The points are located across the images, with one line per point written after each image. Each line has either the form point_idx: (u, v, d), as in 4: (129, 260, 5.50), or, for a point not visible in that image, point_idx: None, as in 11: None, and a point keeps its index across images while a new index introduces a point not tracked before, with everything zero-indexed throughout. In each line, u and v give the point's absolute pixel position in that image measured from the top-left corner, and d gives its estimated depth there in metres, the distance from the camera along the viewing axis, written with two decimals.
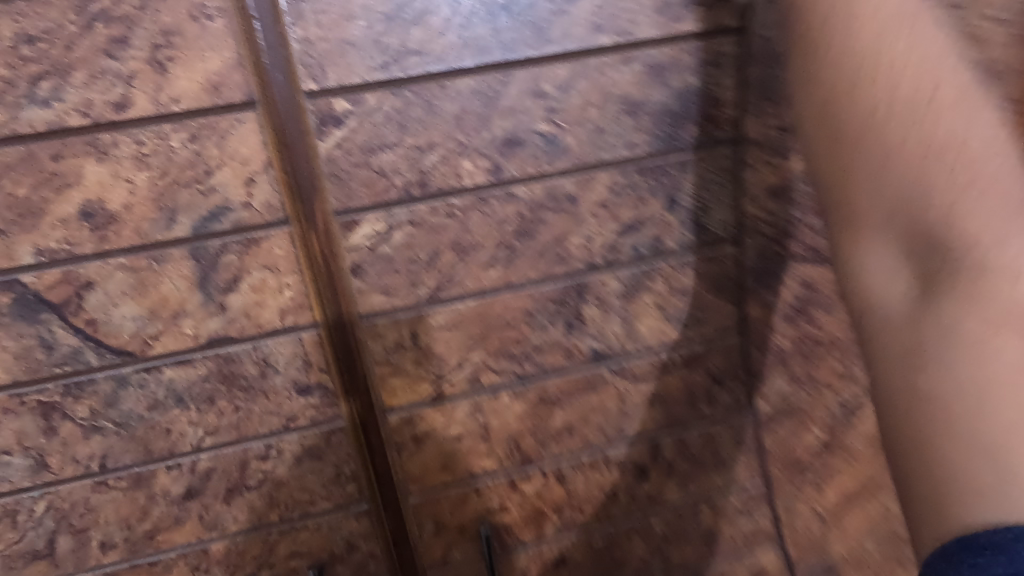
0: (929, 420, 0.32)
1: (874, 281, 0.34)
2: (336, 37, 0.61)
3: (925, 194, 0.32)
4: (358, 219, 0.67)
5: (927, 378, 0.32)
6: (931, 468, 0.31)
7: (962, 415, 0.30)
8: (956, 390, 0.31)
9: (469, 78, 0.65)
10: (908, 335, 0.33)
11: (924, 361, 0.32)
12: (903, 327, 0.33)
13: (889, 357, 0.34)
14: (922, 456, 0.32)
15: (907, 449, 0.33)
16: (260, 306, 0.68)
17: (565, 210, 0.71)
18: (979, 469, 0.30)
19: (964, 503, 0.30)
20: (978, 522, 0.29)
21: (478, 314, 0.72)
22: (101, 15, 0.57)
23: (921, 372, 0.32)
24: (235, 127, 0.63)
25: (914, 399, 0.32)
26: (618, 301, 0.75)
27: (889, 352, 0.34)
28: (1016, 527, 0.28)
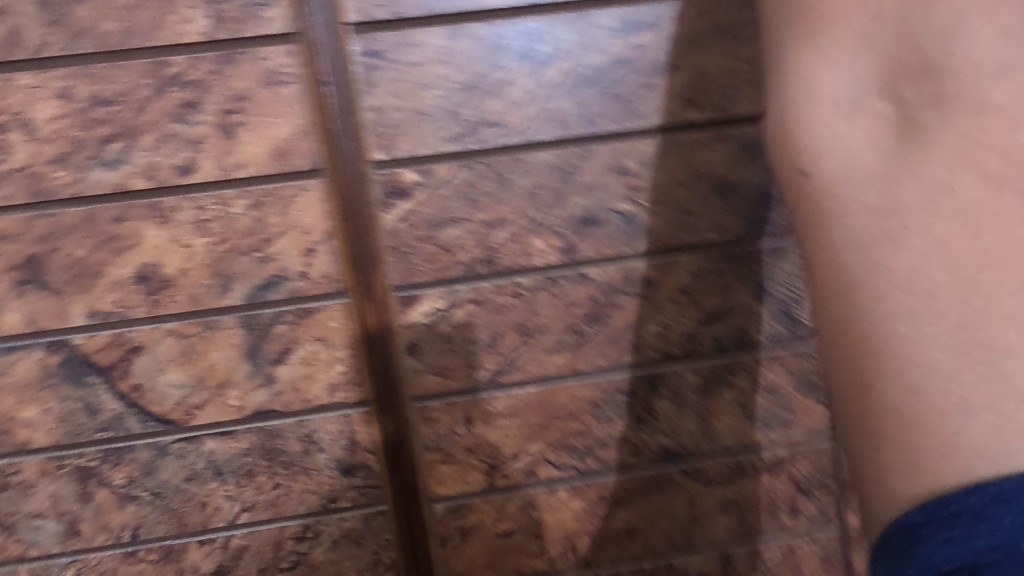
0: (887, 406, 0.36)
1: (840, 270, 0.37)
2: (410, 106, 0.58)
3: (929, 219, 0.35)
4: (418, 295, 0.62)
5: (903, 381, 0.35)
6: (873, 452, 0.36)
7: (917, 413, 0.35)
8: (919, 389, 0.35)
9: (547, 152, 0.60)
10: (857, 324, 0.37)
11: (901, 364, 0.35)
12: (846, 300, 0.37)
13: (881, 349, 0.36)
14: (899, 460, 0.35)
15: (869, 422, 0.37)
16: (308, 380, 0.64)
17: (642, 295, 0.64)
18: (928, 463, 0.34)
19: (935, 469, 0.34)
20: (949, 486, 0.33)
21: (539, 402, 0.66)
22: (174, 79, 0.56)
23: (879, 367, 0.36)
24: (299, 195, 0.59)
25: (865, 385, 0.37)
26: (694, 395, 0.68)
27: (865, 345, 0.36)
28: (990, 491, 0.32)
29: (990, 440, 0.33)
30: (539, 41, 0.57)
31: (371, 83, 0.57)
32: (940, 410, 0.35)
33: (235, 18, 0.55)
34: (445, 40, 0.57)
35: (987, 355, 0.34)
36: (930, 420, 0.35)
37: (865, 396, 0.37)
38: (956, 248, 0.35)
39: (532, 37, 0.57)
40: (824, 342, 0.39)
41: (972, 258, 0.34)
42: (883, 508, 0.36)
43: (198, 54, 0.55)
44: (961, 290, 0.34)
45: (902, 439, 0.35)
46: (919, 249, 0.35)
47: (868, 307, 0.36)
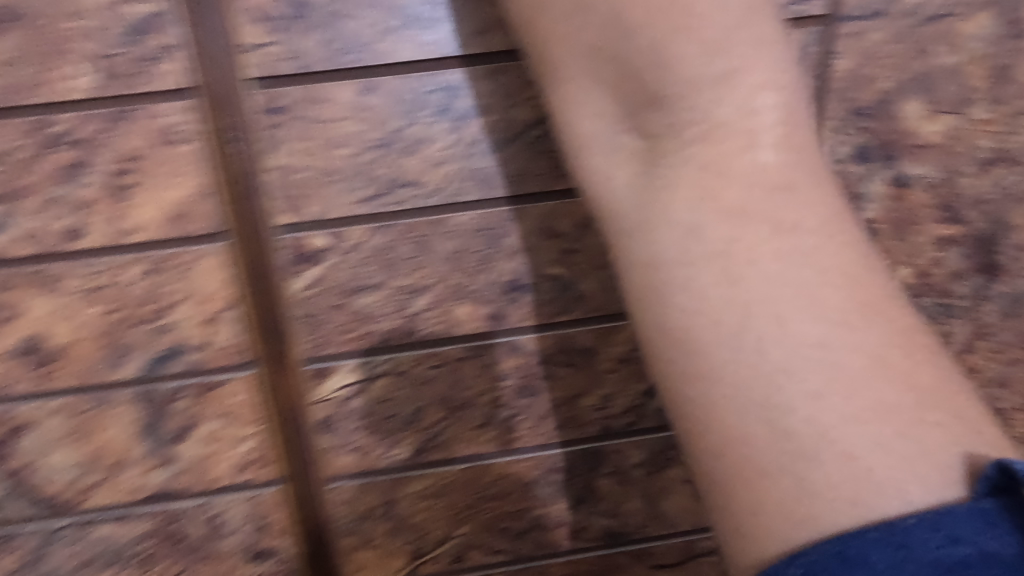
0: (725, 420, 0.33)
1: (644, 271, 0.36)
2: (318, 165, 0.53)
3: (671, 253, 0.35)
4: (331, 368, 0.57)
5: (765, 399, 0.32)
6: (731, 477, 0.32)
7: (766, 435, 0.32)
8: (787, 407, 0.32)
9: (471, 214, 0.55)
10: (709, 393, 0.33)
11: (721, 432, 0.32)
12: (689, 359, 0.34)
13: (669, 351, 0.34)
14: (734, 511, 0.32)
15: (732, 482, 0.32)
16: (213, 458, 0.59)
17: (579, 366, 0.59)
18: (790, 497, 0.31)
19: (777, 528, 0.31)
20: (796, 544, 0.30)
21: (466, 482, 0.60)
22: (59, 138, 0.51)
23: (736, 436, 0.32)
24: (198, 261, 0.54)
25: (690, 400, 0.34)
26: (640, 473, 0.62)
27: (671, 344, 0.34)
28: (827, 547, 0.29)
29: (843, 467, 0.31)
30: (459, 94, 0.52)
31: (276, 142, 0.52)
32: (796, 446, 0.31)
33: (125, 72, 0.50)
34: (356, 94, 0.52)
35: (808, 368, 0.32)
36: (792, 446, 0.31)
37: (720, 413, 0.33)
38: (718, 252, 0.34)
39: (452, 90, 0.52)
40: (637, 357, 0.37)
41: (747, 279, 0.33)
42: (752, 544, 0.31)
43: (84, 111, 0.51)
44: (782, 352, 0.32)
45: (768, 463, 0.32)
46: (701, 261, 0.34)
47: (713, 365, 0.33)
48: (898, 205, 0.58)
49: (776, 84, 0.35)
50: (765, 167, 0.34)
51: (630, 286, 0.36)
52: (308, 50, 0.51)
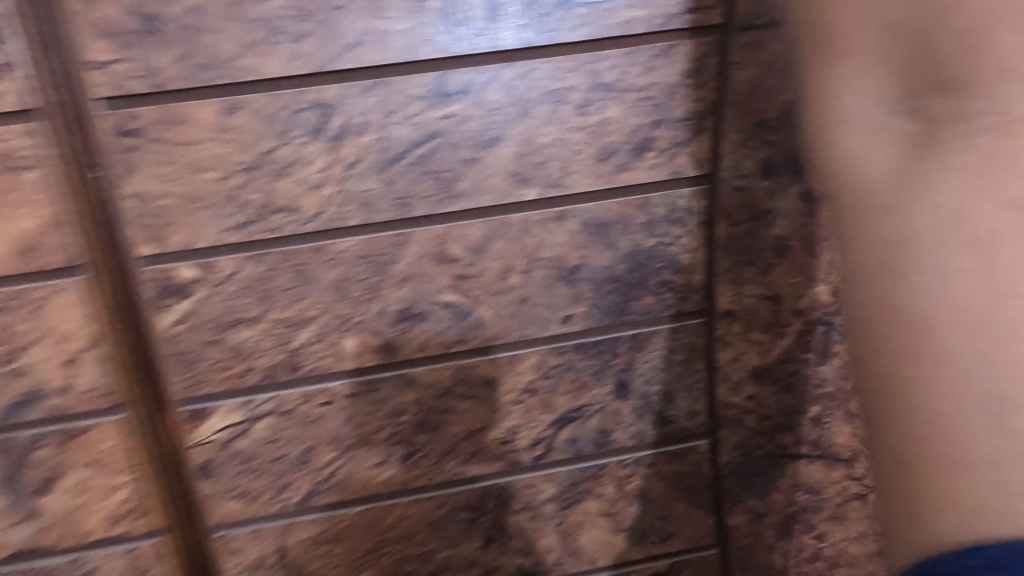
0: (916, 407, 0.26)
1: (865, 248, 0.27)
2: (182, 191, 0.49)
3: (918, 208, 0.25)
4: (208, 409, 0.52)
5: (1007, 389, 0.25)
6: (919, 467, 0.27)
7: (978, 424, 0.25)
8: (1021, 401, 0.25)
9: (354, 239, 0.51)
10: (907, 390, 0.26)
11: (928, 422, 0.26)
12: (894, 328, 0.26)
13: (884, 335, 0.27)
14: (908, 503, 0.27)
15: (917, 468, 0.27)
16: (83, 511, 0.54)
17: (482, 397, 0.55)
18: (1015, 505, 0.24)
19: (942, 522, 0.26)
20: (945, 542, 0.26)
21: (366, 525, 0.56)
22: None
23: (912, 421, 0.27)
24: (53, 297, 0.50)
25: (893, 389, 0.27)
26: (554, 508, 0.58)
27: (880, 327, 0.27)
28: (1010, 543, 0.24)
29: None
30: (334, 113, 0.49)
31: (134, 168, 0.48)
32: (993, 442, 0.25)
33: None
34: (219, 114, 0.48)
35: None
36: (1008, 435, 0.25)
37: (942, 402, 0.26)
38: (982, 232, 0.24)
39: (326, 109, 0.49)
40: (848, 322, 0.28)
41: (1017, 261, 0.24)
42: (905, 537, 0.27)
43: None
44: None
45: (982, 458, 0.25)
46: (958, 234, 0.25)
47: (933, 341, 0.26)
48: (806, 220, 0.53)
49: None
50: None
51: (851, 260, 0.27)
52: (163, 68, 0.47)
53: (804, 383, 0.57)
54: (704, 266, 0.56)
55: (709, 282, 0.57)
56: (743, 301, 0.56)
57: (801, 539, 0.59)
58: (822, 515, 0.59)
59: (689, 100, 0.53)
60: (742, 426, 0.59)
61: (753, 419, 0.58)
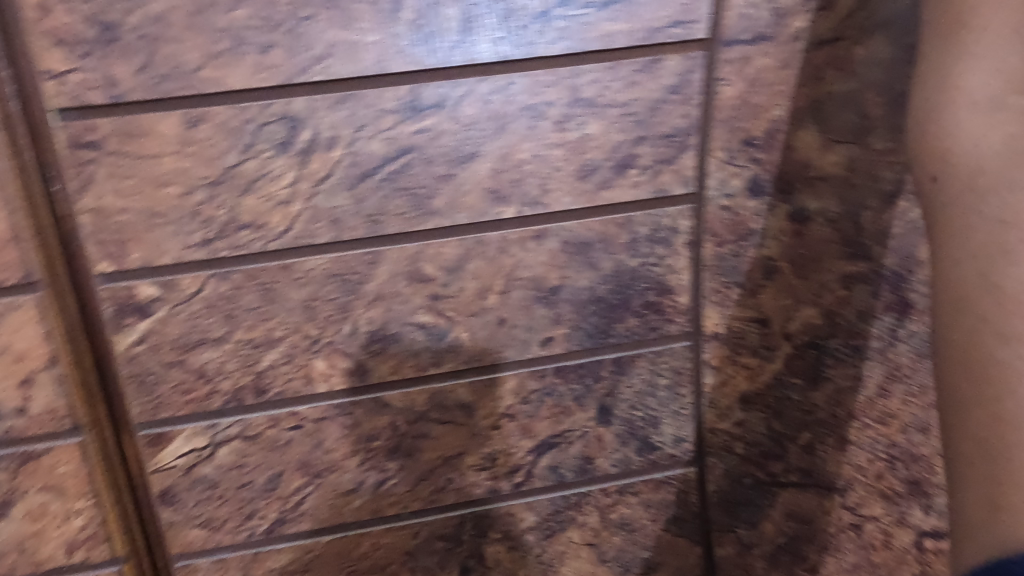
0: (998, 379, 0.28)
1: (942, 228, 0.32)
2: (142, 206, 0.47)
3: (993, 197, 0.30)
4: (170, 433, 0.50)
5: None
6: (977, 434, 0.28)
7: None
8: None
9: (323, 258, 0.49)
10: (966, 376, 0.29)
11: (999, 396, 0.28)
12: (992, 304, 0.29)
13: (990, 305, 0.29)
14: (985, 490, 0.28)
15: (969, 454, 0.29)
16: (38, 539, 0.51)
17: (458, 422, 0.53)
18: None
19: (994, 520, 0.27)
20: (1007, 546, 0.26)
21: (336, 555, 0.54)
22: None
23: (987, 395, 0.28)
24: (6, 316, 0.47)
25: (971, 335, 0.29)
26: (534, 537, 0.56)
27: (978, 292, 0.29)
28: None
29: None
30: (303, 126, 0.47)
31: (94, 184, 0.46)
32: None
33: None
34: (182, 127, 0.46)
35: None
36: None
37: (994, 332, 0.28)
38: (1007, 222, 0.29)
39: (293, 122, 0.47)
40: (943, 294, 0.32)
41: None
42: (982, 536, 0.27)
43: None
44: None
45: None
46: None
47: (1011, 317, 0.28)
48: (797, 241, 0.52)
49: None
50: None
51: (956, 274, 0.30)
52: (124, 78, 0.45)
53: (792, 409, 0.54)
54: (690, 288, 0.54)
55: (694, 305, 0.55)
56: (729, 325, 0.55)
57: (790, 570, 0.57)
58: (813, 546, 0.55)
59: (673, 117, 0.51)
60: (727, 453, 0.57)
61: (739, 445, 0.56)
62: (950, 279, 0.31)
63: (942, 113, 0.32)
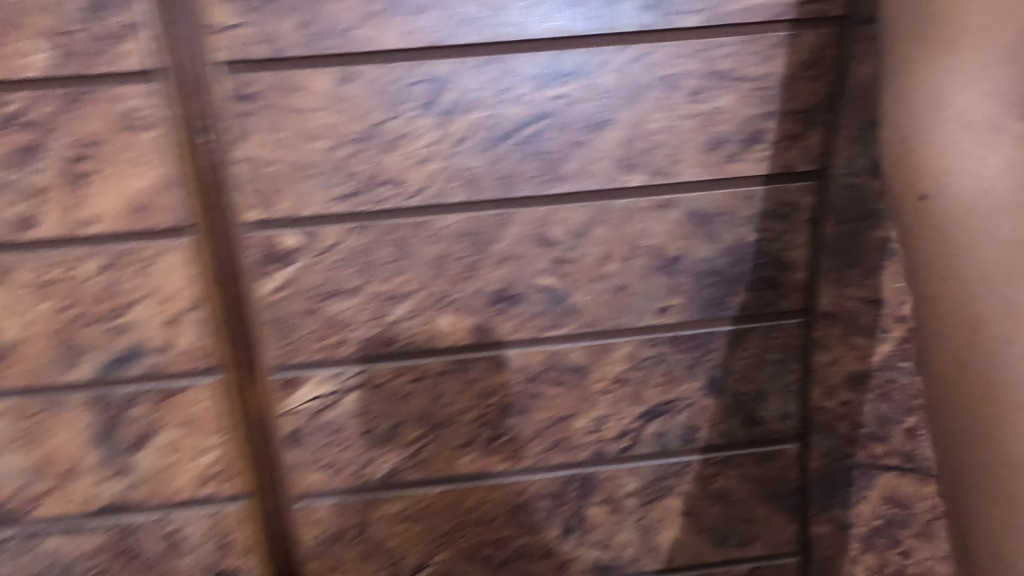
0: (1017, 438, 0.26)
1: (932, 214, 0.27)
2: (292, 158, 0.49)
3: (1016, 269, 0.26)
4: (300, 378, 0.52)
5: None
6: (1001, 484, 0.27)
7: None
8: None
9: (456, 217, 0.51)
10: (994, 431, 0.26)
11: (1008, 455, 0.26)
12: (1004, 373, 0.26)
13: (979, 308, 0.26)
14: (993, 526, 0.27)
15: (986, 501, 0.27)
16: (172, 470, 0.54)
17: (571, 384, 0.54)
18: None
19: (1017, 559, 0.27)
20: None
21: (446, 506, 0.56)
22: (9, 120, 0.47)
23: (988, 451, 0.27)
24: (161, 257, 0.50)
25: (1004, 339, 0.26)
26: (634, 502, 0.57)
27: (965, 296, 0.27)
28: None
29: None
30: (445, 88, 0.49)
31: (248, 134, 0.48)
32: None
33: (84, 50, 0.46)
34: (333, 83, 0.48)
35: None
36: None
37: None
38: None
39: (438, 83, 0.48)
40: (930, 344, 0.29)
41: None
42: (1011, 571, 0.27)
43: (41, 90, 0.47)
44: None
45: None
46: None
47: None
48: None
49: None
50: None
51: (927, 271, 0.28)
52: (283, 34, 0.47)
53: (901, 394, 0.55)
54: (808, 266, 0.54)
55: (809, 283, 0.54)
56: (843, 305, 0.55)
57: (884, 554, 0.58)
58: (909, 531, 0.58)
59: (805, 92, 0.51)
60: (831, 433, 0.57)
61: (844, 426, 0.57)
62: (943, 288, 0.27)
63: (950, 66, 0.27)
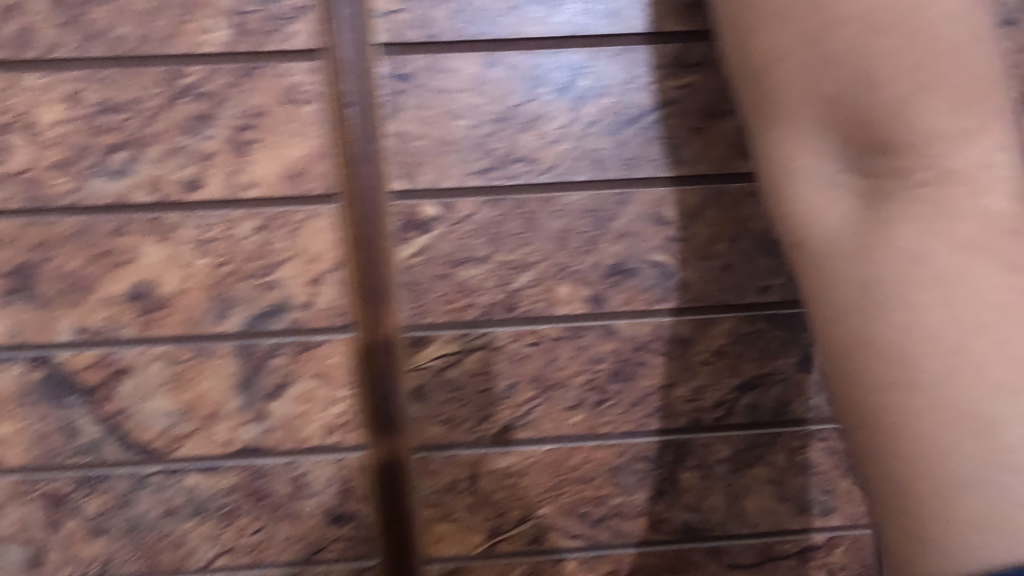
0: (897, 415, 0.32)
1: (812, 267, 0.37)
2: (435, 134, 0.53)
3: (878, 278, 0.34)
4: (428, 337, 0.57)
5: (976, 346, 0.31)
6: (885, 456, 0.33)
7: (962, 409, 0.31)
8: (969, 418, 0.31)
9: (580, 194, 0.55)
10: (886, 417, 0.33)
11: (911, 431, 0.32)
12: (882, 368, 0.33)
13: (864, 347, 0.34)
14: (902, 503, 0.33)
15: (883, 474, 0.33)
16: (303, 419, 0.59)
17: (675, 354, 0.59)
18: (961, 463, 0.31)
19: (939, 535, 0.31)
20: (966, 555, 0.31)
21: (552, 463, 0.60)
22: (187, 91, 0.52)
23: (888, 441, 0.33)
24: (309, 222, 0.55)
25: (868, 351, 0.33)
26: (725, 469, 0.61)
27: (839, 322, 0.35)
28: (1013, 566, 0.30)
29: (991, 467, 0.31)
30: (580, 74, 0.53)
31: (399, 112, 0.53)
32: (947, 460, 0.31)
33: (258, 30, 0.51)
34: (479, 67, 0.53)
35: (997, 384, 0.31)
36: (960, 372, 0.31)
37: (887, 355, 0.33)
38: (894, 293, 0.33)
39: (573, 70, 0.53)
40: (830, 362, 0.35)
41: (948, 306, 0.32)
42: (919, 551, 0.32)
43: (216, 64, 0.52)
44: (946, 369, 0.32)
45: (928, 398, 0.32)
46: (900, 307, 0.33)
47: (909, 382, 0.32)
48: None
49: (968, 129, 0.33)
50: (1000, 214, 0.32)
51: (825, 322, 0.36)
52: (437, 21, 0.52)
53: None
54: None
55: None
56: None
57: None
58: None
59: None
60: None
61: None
62: (829, 331, 0.35)
63: (778, 124, 0.40)
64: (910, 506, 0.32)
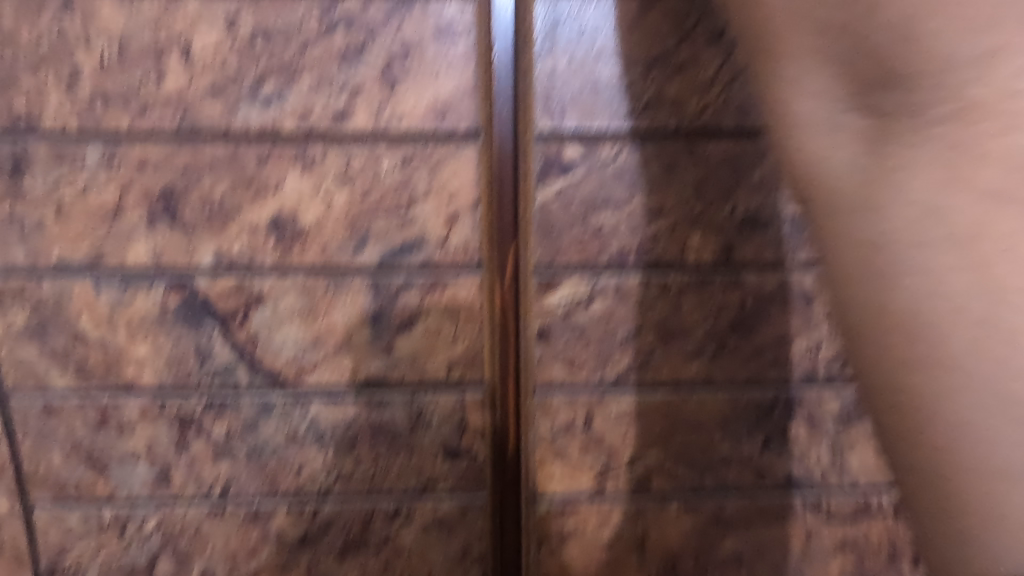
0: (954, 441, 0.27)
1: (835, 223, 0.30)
2: (586, 76, 0.54)
3: (916, 249, 0.27)
4: (558, 280, 0.58)
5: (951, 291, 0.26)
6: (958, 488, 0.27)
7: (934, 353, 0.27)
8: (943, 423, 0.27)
9: (722, 143, 0.55)
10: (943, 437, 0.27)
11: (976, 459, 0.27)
12: (901, 365, 0.28)
13: (847, 289, 0.30)
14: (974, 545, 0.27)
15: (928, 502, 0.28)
16: (428, 354, 0.61)
17: (798, 309, 0.59)
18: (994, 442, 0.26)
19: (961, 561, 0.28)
20: None
21: (666, 409, 0.62)
22: (343, 21, 0.53)
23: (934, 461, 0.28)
24: (452, 159, 0.56)
25: (885, 343, 0.28)
26: (833, 424, 0.63)
27: (858, 307, 0.29)
28: None
29: None
30: None
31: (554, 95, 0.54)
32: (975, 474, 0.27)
33: None
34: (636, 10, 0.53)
35: None
36: (980, 328, 0.25)
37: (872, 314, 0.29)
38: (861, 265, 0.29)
39: None
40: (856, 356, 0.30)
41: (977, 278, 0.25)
42: None
43: None
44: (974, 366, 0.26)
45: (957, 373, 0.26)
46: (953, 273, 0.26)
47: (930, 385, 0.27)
48: None
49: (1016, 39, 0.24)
50: None
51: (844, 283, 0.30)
52: None
53: None
54: None
55: None
56: None
57: None
58: None
59: None
60: None
61: None
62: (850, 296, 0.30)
63: (783, 63, 0.32)
64: (952, 487, 0.28)
